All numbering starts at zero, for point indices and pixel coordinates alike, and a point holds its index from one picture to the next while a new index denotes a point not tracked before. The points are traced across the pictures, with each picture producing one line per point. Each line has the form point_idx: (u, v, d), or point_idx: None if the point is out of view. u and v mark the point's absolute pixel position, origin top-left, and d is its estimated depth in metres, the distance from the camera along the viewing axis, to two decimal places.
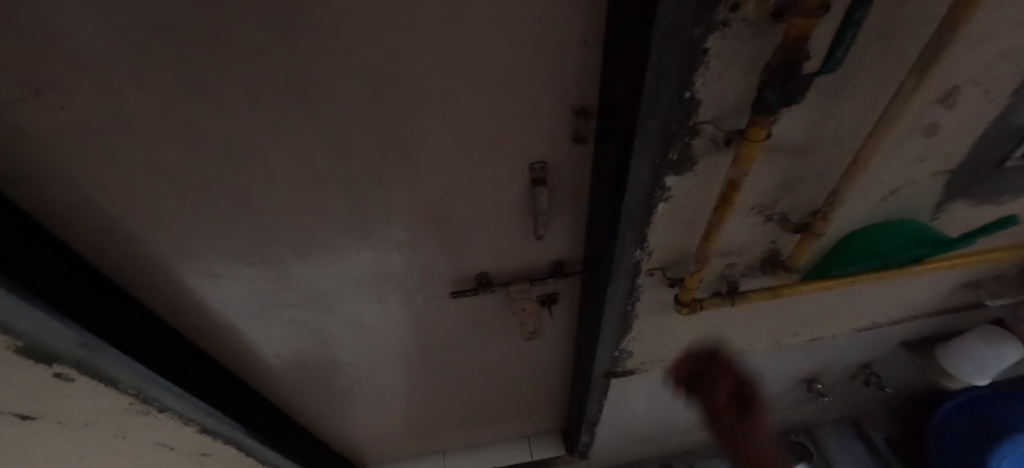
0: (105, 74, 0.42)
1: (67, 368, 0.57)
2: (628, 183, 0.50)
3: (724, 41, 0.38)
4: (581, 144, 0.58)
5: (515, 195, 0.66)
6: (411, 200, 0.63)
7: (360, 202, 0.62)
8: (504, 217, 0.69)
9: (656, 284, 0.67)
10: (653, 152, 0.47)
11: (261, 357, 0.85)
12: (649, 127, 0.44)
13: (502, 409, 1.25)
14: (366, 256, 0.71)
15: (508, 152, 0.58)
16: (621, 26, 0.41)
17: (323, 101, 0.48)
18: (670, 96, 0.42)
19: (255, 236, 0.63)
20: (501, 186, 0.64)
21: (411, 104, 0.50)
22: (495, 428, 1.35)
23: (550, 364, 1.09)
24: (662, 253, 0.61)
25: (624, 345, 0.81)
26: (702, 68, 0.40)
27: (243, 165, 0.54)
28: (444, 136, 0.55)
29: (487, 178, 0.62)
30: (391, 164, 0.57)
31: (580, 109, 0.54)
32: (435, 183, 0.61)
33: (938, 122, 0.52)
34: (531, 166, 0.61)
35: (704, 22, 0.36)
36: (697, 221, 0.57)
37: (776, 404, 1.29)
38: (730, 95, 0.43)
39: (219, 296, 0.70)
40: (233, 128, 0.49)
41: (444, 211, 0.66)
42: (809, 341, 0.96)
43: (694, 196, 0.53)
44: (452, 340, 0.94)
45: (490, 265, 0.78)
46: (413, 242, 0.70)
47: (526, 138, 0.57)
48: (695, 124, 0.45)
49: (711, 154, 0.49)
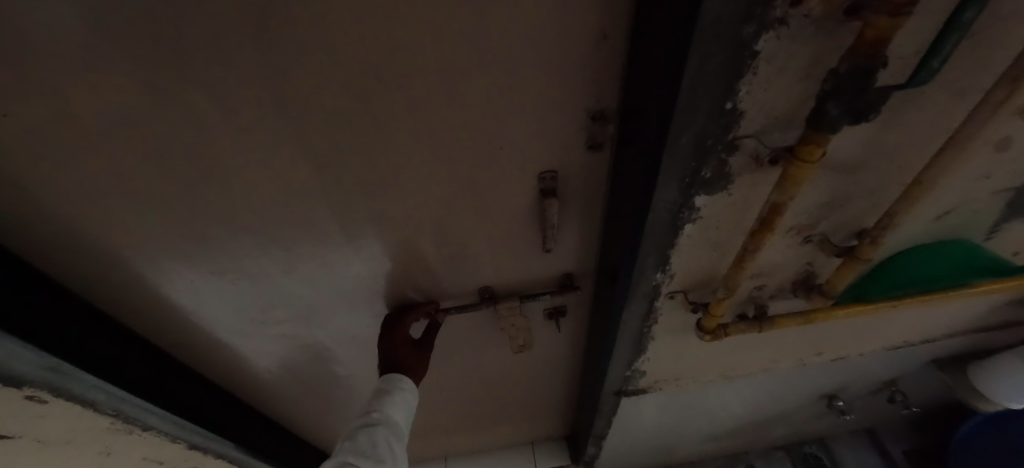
0: (56, 77, 0.36)
1: (39, 391, 0.50)
2: (653, 202, 0.44)
3: (778, 42, 0.32)
4: (597, 151, 0.52)
5: (524, 205, 0.60)
6: (410, 211, 0.57)
7: (352, 214, 0.56)
8: (511, 229, 0.63)
9: (676, 307, 0.61)
10: (683, 169, 0.41)
11: (251, 369, 0.81)
12: (682, 141, 0.38)
13: (507, 417, 1.21)
14: (361, 268, 0.65)
15: (517, 160, 0.52)
16: (653, 21, 0.35)
17: (308, 105, 0.42)
18: (707, 107, 0.36)
19: (242, 249, 0.58)
20: (509, 197, 0.58)
21: (407, 110, 0.44)
22: (498, 435, 1.31)
23: (557, 374, 1.04)
24: (686, 276, 0.55)
25: (636, 365, 0.76)
26: (749, 75, 0.34)
27: (222, 175, 0.48)
28: (447, 143, 0.49)
29: (494, 188, 0.56)
30: (387, 173, 0.51)
31: (596, 114, 0.47)
32: (436, 193, 0.55)
33: (1013, 137, 0.45)
34: (540, 175, 0.55)
35: (756, 18, 0.30)
36: (727, 243, 0.51)
37: (791, 418, 1.23)
38: (779, 104, 0.36)
39: (203, 312, 0.66)
40: (207, 135, 0.43)
41: (446, 222, 0.60)
42: (834, 359, 0.89)
43: (727, 216, 0.47)
44: (455, 352, 0.89)
45: (496, 278, 0.73)
46: (413, 254, 0.65)
47: (537, 146, 0.51)
48: (735, 139, 0.39)
49: (751, 173, 0.42)
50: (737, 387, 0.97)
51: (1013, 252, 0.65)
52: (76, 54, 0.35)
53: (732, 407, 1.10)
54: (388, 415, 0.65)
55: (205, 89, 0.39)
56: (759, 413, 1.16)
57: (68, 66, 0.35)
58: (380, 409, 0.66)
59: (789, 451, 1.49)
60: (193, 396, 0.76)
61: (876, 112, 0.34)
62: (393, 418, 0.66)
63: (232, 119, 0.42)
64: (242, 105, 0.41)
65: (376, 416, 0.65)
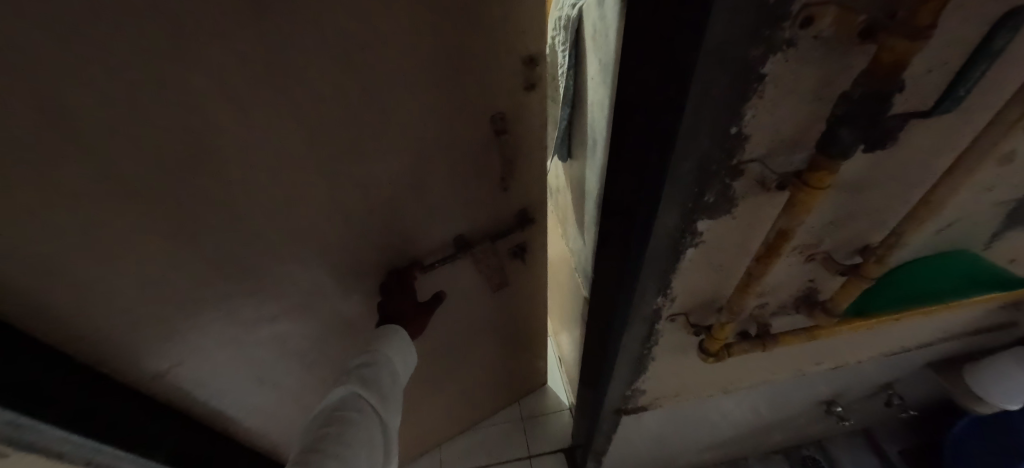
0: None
1: None
2: (653, 229, 0.41)
3: (785, 64, 0.30)
4: (535, 91, 0.57)
5: (487, 157, 0.62)
6: (389, 202, 0.58)
7: (339, 217, 0.56)
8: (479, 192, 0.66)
9: (677, 329, 0.58)
10: (684, 194, 0.39)
11: (239, 386, 0.72)
12: (684, 165, 0.36)
13: (490, 382, 1.25)
14: (343, 264, 0.64)
15: (475, 110, 0.54)
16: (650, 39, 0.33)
17: (286, 106, 0.41)
18: (710, 130, 0.34)
19: (218, 282, 0.54)
20: (476, 153, 0.60)
21: (383, 97, 0.46)
22: (484, 404, 1.35)
23: (528, 318, 1.09)
24: (688, 299, 0.53)
25: (637, 384, 0.73)
26: (755, 97, 0.32)
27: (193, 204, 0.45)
28: (422, 110, 0.50)
29: (463, 149, 0.58)
30: (365, 158, 0.51)
31: (529, 56, 0.53)
32: (412, 170, 0.56)
33: (1016, 151, 0.44)
34: (492, 117, 0.56)
35: (764, 41, 0.28)
36: (730, 266, 0.48)
37: (790, 423, 1.22)
38: (785, 127, 0.34)
39: (189, 329, 0.57)
40: (173, 164, 0.40)
41: (421, 198, 0.61)
42: (834, 367, 0.89)
43: (729, 239, 0.45)
44: (440, 332, 0.90)
45: (469, 231, 0.72)
46: (393, 237, 0.64)
47: (490, 95, 0.54)
48: (739, 163, 0.36)
49: (755, 197, 0.40)
50: (737, 398, 0.95)
51: (1010, 260, 0.64)
52: (23, 91, 0.31)
53: (731, 417, 1.08)
54: (386, 354, 0.59)
55: (176, 113, 0.37)
56: (758, 421, 1.15)
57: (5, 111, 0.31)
58: (377, 348, 0.59)
59: (788, 454, 1.48)
60: (193, 437, 0.72)
61: (893, 137, 0.32)
62: (393, 362, 0.59)
63: (203, 142, 0.40)
64: (216, 121, 0.39)
65: (375, 354, 0.58)
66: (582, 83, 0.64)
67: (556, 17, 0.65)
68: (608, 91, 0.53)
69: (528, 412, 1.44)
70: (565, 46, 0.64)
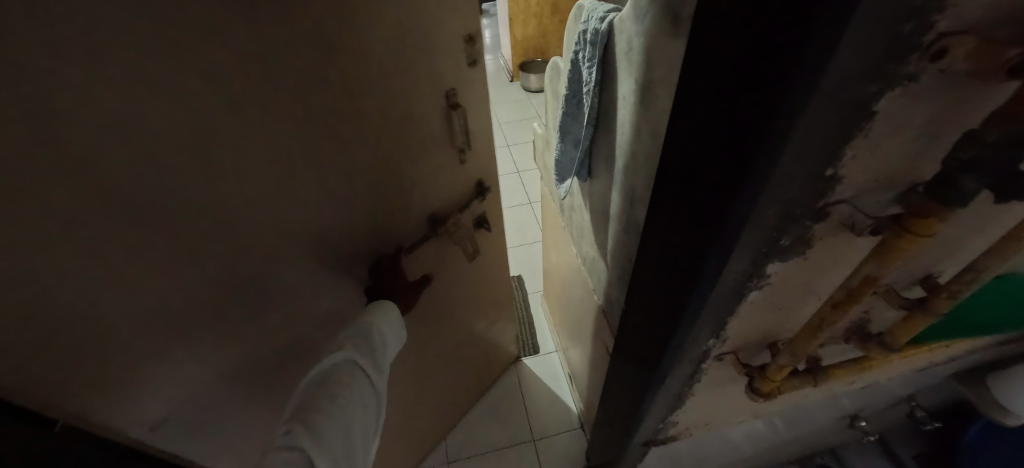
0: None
1: None
2: (719, 276, 0.37)
3: (901, 100, 0.26)
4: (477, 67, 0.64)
5: (443, 130, 0.64)
6: (369, 197, 0.58)
7: (326, 223, 0.54)
8: (440, 168, 0.68)
9: (723, 367, 0.54)
10: (759, 239, 0.34)
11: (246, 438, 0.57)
12: (768, 210, 0.31)
13: (470, 372, 1.22)
14: (332, 284, 0.59)
15: (434, 85, 0.58)
16: (729, 74, 0.29)
17: (276, 94, 0.41)
18: (803, 173, 0.29)
19: (222, 339, 0.47)
20: (437, 130, 0.63)
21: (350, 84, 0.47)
22: (467, 398, 1.31)
23: (494, 292, 1.10)
24: (739, 338, 0.49)
25: (670, 417, 0.69)
26: (860, 137, 0.27)
27: (184, 237, 0.40)
28: (387, 88, 0.52)
29: (421, 120, 0.60)
30: (342, 147, 0.50)
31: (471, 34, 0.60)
32: (383, 157, 0.57)
33: None
34: (446, 94, 0.61)
35: (885, 77, 0.24)
36: (791, 306, 0.44)
37: (811, 438, 1.19)
38: (882, 167, 0.30)
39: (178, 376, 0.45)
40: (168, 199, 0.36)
41: (395, 180, 0.60)
42: (865, 386, 0.85)
43: (796, 280, 0.41)
44: (422, 330, 0.87)
45: (439, 207, 0.72)
46: (372, 236, 0.61)
47: (442, 73, 0.59)
48: (826, 205, 0.32)
49: (834, 237, 0.36)
50: (764, 419, 0.92)
51: None
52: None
53: (754, 435, 1.05)
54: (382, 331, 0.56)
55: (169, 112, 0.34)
56: (780, 437, 1.12)
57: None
58: (371, 322, 0.56)
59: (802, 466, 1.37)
60: None
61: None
62: (385, 335, 0.57)
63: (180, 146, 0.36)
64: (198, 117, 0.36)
65: (372, 328, 0.55)
66: (609, 101, 0.60)
67: (579, 31, 0.61)
68: (648, 113, 0.48)
69: (540, 433, 1.33)
70: (589, 62, 0.60)
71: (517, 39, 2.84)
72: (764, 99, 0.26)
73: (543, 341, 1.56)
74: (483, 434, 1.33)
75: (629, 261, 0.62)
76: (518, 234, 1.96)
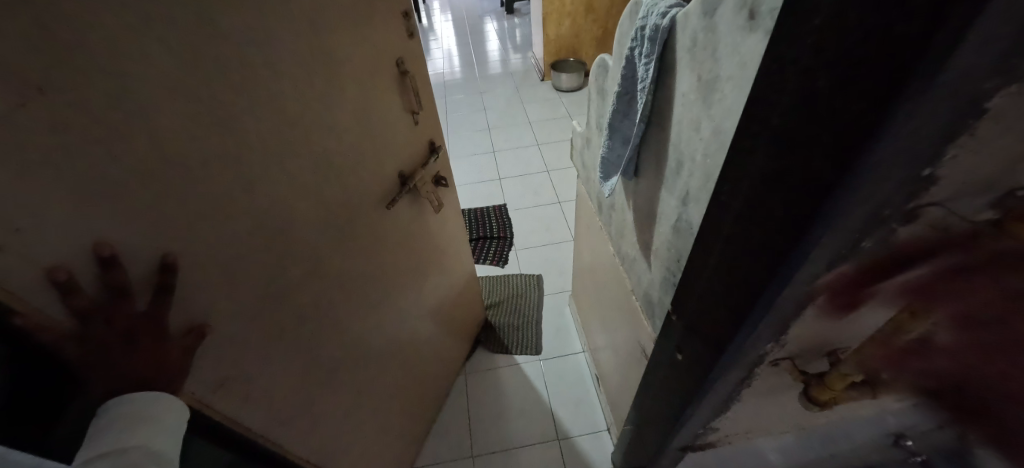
0: (12, 98, 0.34)
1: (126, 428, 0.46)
2: (793, 279, 0.36)
3: (1018, 99, 0.24)
4: (415, 37, 0.80)
5: (398, 90, 0.79)
6: (344, 148, 0.69)
7: (320, 169, 0.66)
8: (401, 124, 0.82)
9: (778, 373, 0.53)
10: (841, 242, 0.33)
11: (253, 374, 0.64)
12: (855, 214, 0.30)
13: (447, 331, 1.30)
14: (321, 226, 0.69)
15: (383, 53, 0.73)
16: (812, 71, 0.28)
17: (258, 54, 0.52)
18: (898, 177, 0.28)
19: (235, 268, 0.57)
20: (393, 89, 0.77)
21: (316, 47, 0.60)
22: (451, 364, 1.39)
23: (456, 247, 1.22)
24: (800, 343, 0.47)
25: (714, 422, 0.68)
26: (965, 137, 0.26)
27: (202, 177, 0.49)
28: (351, 53, 0.66)
29: (380, 83, 0.74)
30: (328, 100, 0.64)
31: (407, 13, 0.76)
32: (355, 113, 0.69)
33: None
34: (397, 63, 0.76)
35: (1010, 73, 0.23)
36: (859, 314, 0.43)
37: (856, 461, 1.14)
38: (986, 167, 0.28)
39: (198, 314, 0.53)
40: (185, 141, 0.47)
41: (358, 128, 0.71)
42: (918, 402, 0.81)
43: (871, 287, 0.39)
44: (404, 282, 0.97)
45: (404, 166, 0.87)
46: (345, 181, 0.71)
47: (390, 43, 0.74)
48: (915, 208, 0.31)
49: (919, 243, 0.34)
50: (805, 432, 0.88)
51: None
52: None
53: (798, 453, 1.00)
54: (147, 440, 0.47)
55: (178, 60, 0.44)
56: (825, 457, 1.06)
57: (32, 91, 0.35)
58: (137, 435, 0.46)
59: None
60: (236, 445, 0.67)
61: None
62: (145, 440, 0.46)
63: (200, 93, 0.47)
64: (196, 71, 0.46)
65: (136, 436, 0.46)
66: (664, 100, 0.59)
67: (637, 27, 0.59)
68: (714, 111, 0.47)
69: (565, 433, 1.33)
70: (645, 59, 0.59)
71: (550, 39, 2.84)
72: (875, 94, 0.25)
73: (569, 340, 1.56)
74: (505, 428, 1.35)
75: (681, 262, 0.61)
76: (546, 233, 1.96)
